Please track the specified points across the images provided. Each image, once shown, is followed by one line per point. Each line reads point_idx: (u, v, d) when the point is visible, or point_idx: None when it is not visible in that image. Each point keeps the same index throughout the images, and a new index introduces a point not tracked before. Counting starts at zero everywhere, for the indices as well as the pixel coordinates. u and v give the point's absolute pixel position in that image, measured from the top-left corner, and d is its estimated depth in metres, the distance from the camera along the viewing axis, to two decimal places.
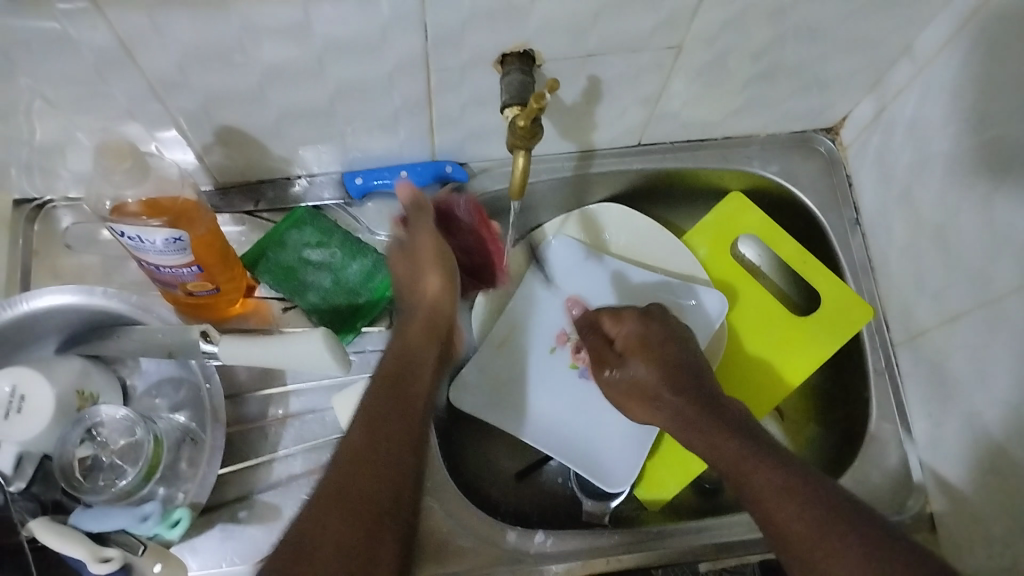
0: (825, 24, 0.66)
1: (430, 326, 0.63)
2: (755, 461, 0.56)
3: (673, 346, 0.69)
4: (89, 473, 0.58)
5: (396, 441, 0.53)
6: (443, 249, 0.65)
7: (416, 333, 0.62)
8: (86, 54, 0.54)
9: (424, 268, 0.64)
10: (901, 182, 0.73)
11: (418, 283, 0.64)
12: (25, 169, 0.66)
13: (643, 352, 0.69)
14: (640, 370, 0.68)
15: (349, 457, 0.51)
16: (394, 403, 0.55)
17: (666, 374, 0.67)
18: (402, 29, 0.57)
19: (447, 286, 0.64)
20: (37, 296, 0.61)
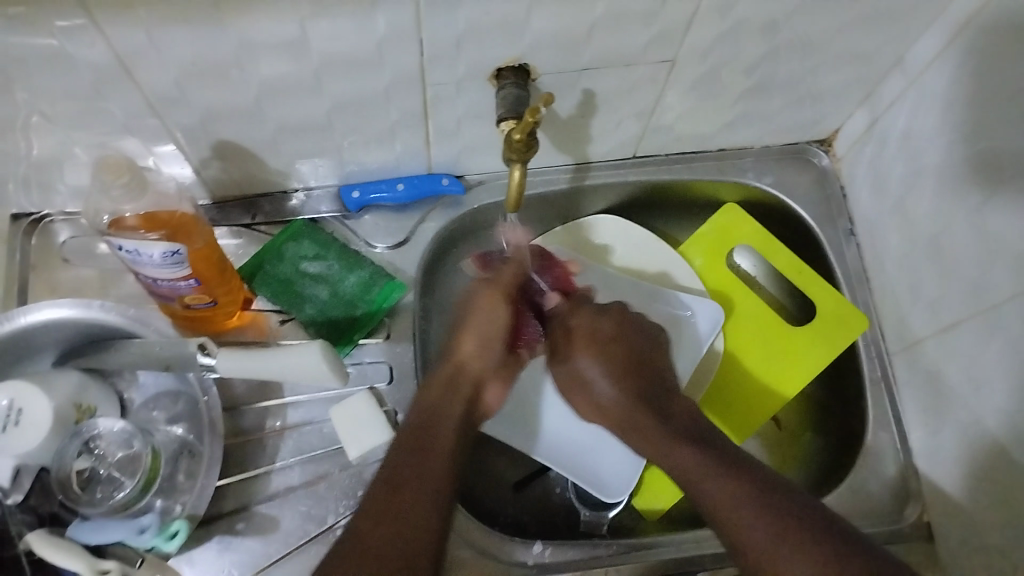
0: (817, 38, 0.66)
1: (456, 380, 0.64)
2: (718, 478, 0.56)
3: (622, 342, 0.68)
4: (87, 485, 0.58)
5: (416, 495, 0.55)
6: (488, 318, 0.67)
7: (440, 387, 0.63)
8: (85, 70, 0.54)
9: (474, 330, 0.66)
10: (894, 193, 0.74)
11: (453, 348, 0.66)
12: (24, 184, 0.67)
13: (592, 348, 0.69)
14: (586, 368, 0.68)
15: (369, 511, 0.53)
16: (413, 455, 0.57)
17: (614, 374, 0.67)
18: (398, 44, 0.58)
19: (484, 352, 0.66)
20: (35, 310, 0.61)
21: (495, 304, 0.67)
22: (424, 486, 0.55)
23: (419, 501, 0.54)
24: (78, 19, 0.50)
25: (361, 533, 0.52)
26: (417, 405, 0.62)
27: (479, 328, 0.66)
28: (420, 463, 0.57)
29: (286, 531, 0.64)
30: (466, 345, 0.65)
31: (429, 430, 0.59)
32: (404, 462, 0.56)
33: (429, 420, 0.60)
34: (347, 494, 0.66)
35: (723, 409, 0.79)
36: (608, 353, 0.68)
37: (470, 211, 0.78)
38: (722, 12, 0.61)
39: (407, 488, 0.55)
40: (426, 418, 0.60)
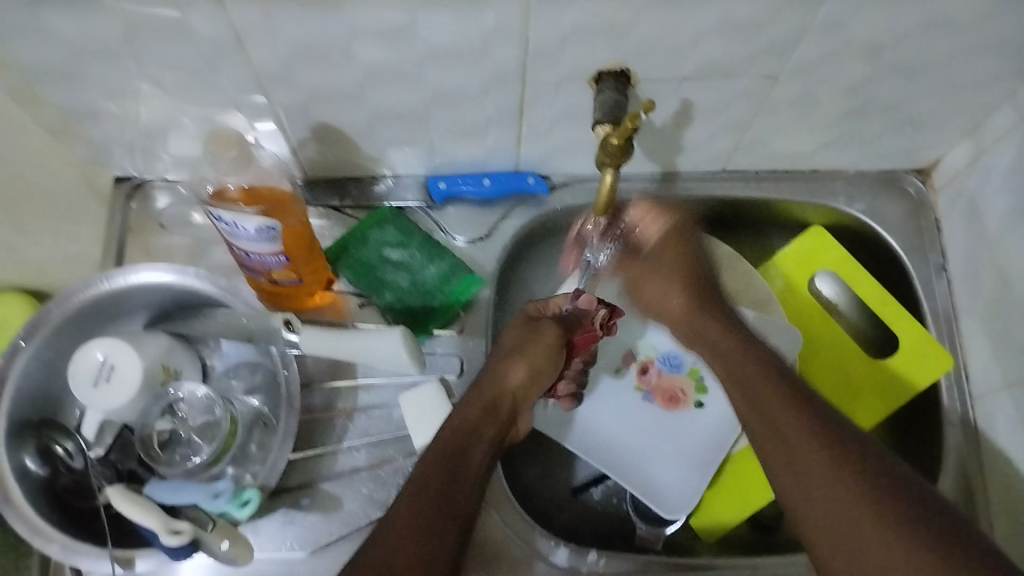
0: (928, 66, 0.64)
1: (494, 405, 0.62)
2: (793, 404, 0.57)
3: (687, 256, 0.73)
4: (167, 445, 0.60)
5: (449, 509, 0.54)
6: (538, 345, 0.66)
7: (479, 408, 0.61)
8: (202, 42, 0.56)
9: (526, 361, 0.65)
10: (994, 231, 0.72)
11: (501, 369, 0.64)
12: (128, 150, 0.69)
13: (661, 255, 0.73)
14: (666, 291, 0.72)
15: (396, 523, 0.53)
16: (451, 467, 0.56)
17: (685, 289, 0.71)
18: (504, 40, 0.58)
19: (526, 379, 0.64)
20: (133, 272, 0.63)
21: (554, 343, 0.67)
22: (443, 510, 0.54)
23: (438, 525, 0.53)
24: None
25: (379, 549, 0.51)
26: (447, 426, 0.60)
27: (535, 362, 0.65)
28: (450, 490, 0.55)
29: (348, 511, 0.65)
30: (515, 373, 0.64)
31: (461, 456, 0.57)
32: (432, 485, 0.55)
33: (459, 446, 0.58)
34: None
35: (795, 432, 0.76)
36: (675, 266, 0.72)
37: (552, 212, 0.78)
38: (834, 30, 0.60)
39: (429, 513, 0.53)
40: (465, 428, 0.59)
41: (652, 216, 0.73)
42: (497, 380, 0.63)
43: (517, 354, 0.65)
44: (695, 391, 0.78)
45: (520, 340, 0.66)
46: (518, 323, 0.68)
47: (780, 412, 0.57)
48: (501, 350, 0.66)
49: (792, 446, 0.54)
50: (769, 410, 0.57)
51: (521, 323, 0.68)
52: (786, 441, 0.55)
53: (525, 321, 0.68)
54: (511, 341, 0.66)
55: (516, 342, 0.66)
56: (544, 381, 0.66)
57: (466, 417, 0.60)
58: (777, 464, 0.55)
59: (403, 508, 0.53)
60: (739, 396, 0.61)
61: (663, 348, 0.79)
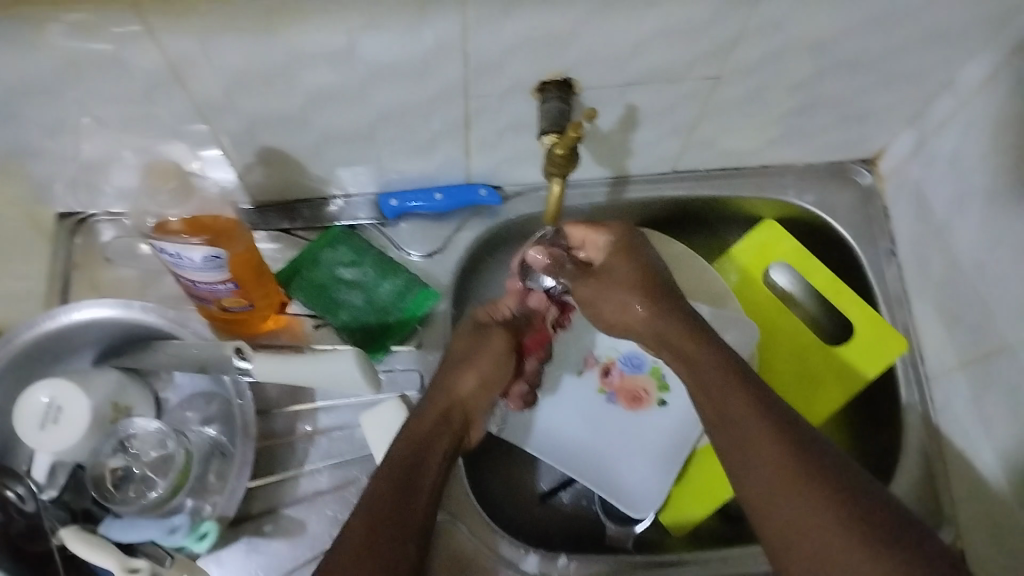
0: (867, 59, 0.65)
1: (447, 417, 0.63)
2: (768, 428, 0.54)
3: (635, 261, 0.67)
4: (121, 484, 0.59)
5: (404, 524, 0.54)
6: (485, 356, 0.67)
7: (431, 418, 0.62)
8: (137, 75, 0.55)
9: (477, 369, 0.66)
10: (940, 216, 0.73)
11: (451, 379, 0.65)
12: (71, 184, 0.68)
13: (608, 267, 0.67)
14: (617, 269, 0.67)
15: (353, 540, 0.52)
16: (405, 482, 0.56)
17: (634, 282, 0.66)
18: (444, 56, 0.58)
19: (477, 388, 0.65)
20: (77, 309, 0.62)
21: (502, 352, 0.68)
22: (401, 522, 0.54)
23: (398, 541, 0.53)
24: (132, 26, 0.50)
25: (336, 567, 0.50)
26: (402, 435, 0.60)
27: (483, 371, 0.66)
28: (408, 503, 0.55)
29: (313, 535, 0.65)
30: (466, 384, 0.65)
31: (417, 467, 0.57)
32: (389, 497, 0.55)
33: (415, 456, 0.58)
34: None
35: None
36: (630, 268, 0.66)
37: (506, 221, 0.78)
38: (771, 30, 0.60)
39: (387, 528, 0.53)
40: (419, 438, 0.60)
41: (593, 232, 0.68)
42: (448, 389, 0.64)
43: (467, 364, 0.66)
44: (657, 389, 0.78)
45: (472, 345, 0.67)
46: (466, 330, 0.68)
47: (754, 430, 0.55)
48: (450, 359, 0.66)
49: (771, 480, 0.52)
50: (736, 432, 0.55)
51: (467, 330, 0.68)
52: (762, 465, 0.53)
53: (471, 328, 0.68)
54: (460, 348, 0.67)
55: (464, 351, 0.67)
56: (490, 395, 0.67)
57: (420, 427, 0.61)
58: (755, 496, 0.53)
59: (359, 523, 0.53)
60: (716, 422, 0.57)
61: (625, 349, 0.79)
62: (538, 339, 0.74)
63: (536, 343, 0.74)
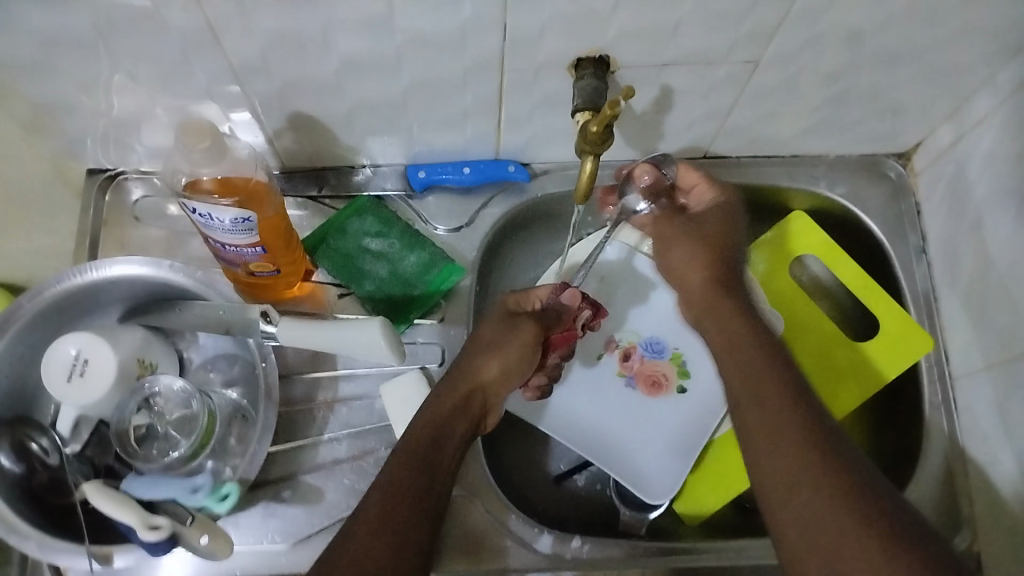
0: (909, 50, 0.64)
1: (468, 403, 0.62)
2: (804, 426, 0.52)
3: (711, 219, 0.68)
4: (144, 441, 0.60)
5: (416, 510, 0.53)
6: (513, 344, 0.65)
7: (452, 403, 0.61)
8: (174, 34, 0.55)
9: (503, 357, 0.64)
10: (974, 214, 0.72)
11: (476, 363, 0.63)
12: (102, 141, 0.67)
13: (698, 218, 0.68)
14: (695, 228, 0.68)
15: (364, 521, 0.52)
16: (420, 468, 0.55)
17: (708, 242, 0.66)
18: (481, 28, 0.57)
19: (501, 375, 0.64)
20: (109, 264, 0.62)
21: (530, 343, 0.66)
22: (415, 510, 0.53)
23: (408, 528, 0.52)
24: None
25: (348, 545, 0.50)
26: (421, 418, 0.59)
27: (509, 360, 0.64)
28: (423, 491, 0.55)
29: (329, 503, 0.65)
30: (490, 367, 0.63)
31: (433, 454, 0.57)
32: (405, 483, 0.54)
33: (432, 441, 0.58)
34: None
35: None
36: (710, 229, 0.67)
37: (533, 200, 0.77)
38: (814, 16, 0.59)
39: (400, 513, 0.53)
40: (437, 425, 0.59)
41: (707, 183, 0.70)
42: (471, 374, 0.63)
43: (493, 350, 0.64)
44: (677, 376, 0.78)
45: (501, 330, 0.66)
46: (496, 317, 0.67)
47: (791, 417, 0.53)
48: (477, 343, 0.65)
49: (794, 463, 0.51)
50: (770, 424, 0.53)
51: (501, 314, 0.67)
52: (793, 458, 0.51)
53: (502, 312, 0.67)
54: (489, 331, 0.65)
55: (495, 336, 0.65)
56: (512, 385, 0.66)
57: (441, 410, 0.60)
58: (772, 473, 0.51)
59: (372, 505, 0.53)
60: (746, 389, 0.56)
61: (646, 335, 0.79)
62: (565, 338, 0.70)
63: (560, 343, 0.70)
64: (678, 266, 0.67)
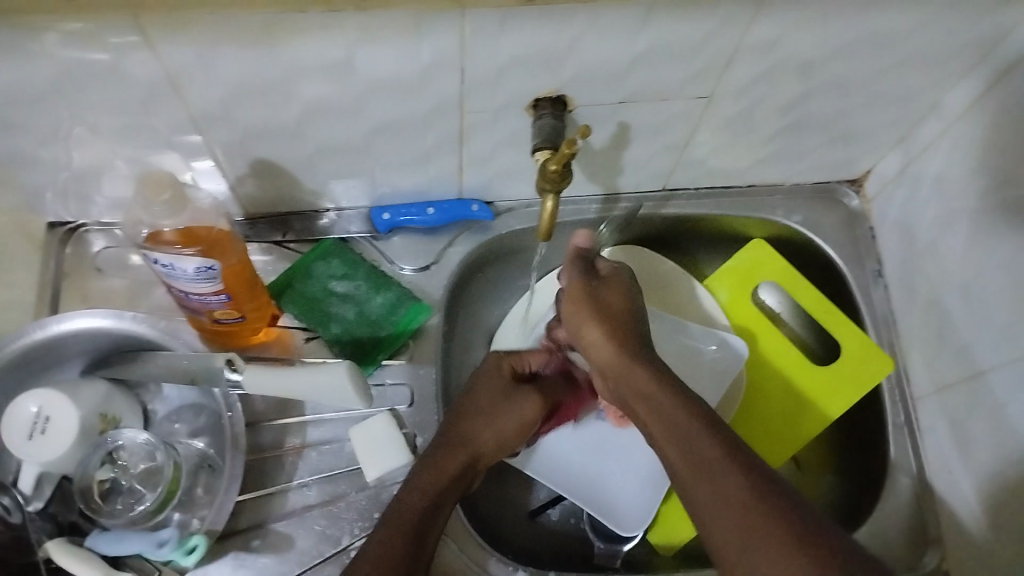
0: (857, 82, 0.66)
1: (465, 467, 0.63)
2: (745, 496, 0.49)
3: (616, 301, 0.66)
4: (108, 496, 0.60)
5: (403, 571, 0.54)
6: (509, 419, 0.67)
7: (449, 470, 0.62)
8: (133, 85, 0.55)
9: (500, 429, 0.66)
10: (926, 236, 0.74)
11: (473, 432, 0.65)
12: (62, 193, 0.67)
13: (603, 298, 0.66)
14: (592, 326, 0.65)
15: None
16: (406, 532, 0.56)
17: (611, 327, 0.64)
18: (441, 72, 0.58)
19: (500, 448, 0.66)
20: (68, 319, 0.62)
21: (530, 419, 0.68)
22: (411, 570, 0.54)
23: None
24: (130, 36, 0.50)
25: None
26: (414, 484, 0.60)
27: (505, 431, 0.66)
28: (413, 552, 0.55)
29: (300, 550, 0.65)
30: (485, 432, 0.65)
31: (426, 516, 0.58)
32: (397, 548, 0.55)
33: (429, 509, 0.59)
34: (363, 515, 0.66)
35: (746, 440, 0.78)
36: (610, 315, 0.65)
37: (498, 237, 0.78)
38: (762, 51, 0.61)
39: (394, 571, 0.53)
40: (432, 490, 0.60)
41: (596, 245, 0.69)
42: (467, 441, 0.64)
43: (492, 419, 0.66)
44: None
45: (501, 401, 0.67)
46: (496, 384, 0.68)
47: (707, 445, 0.53)
48: (473, 408, 0.66)
49: (729, 512, 0.49)
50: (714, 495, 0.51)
51: (496, 380, 0.68)
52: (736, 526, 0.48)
53: (500, 377, 0.69)
54: (487, 399, 0.67)
55: (491, 402, 0.67)
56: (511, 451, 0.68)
57: (436, 478, 0.61)
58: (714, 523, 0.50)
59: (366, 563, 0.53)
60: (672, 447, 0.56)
61: None
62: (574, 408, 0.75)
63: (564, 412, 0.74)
64: (594, 348, 0.64)
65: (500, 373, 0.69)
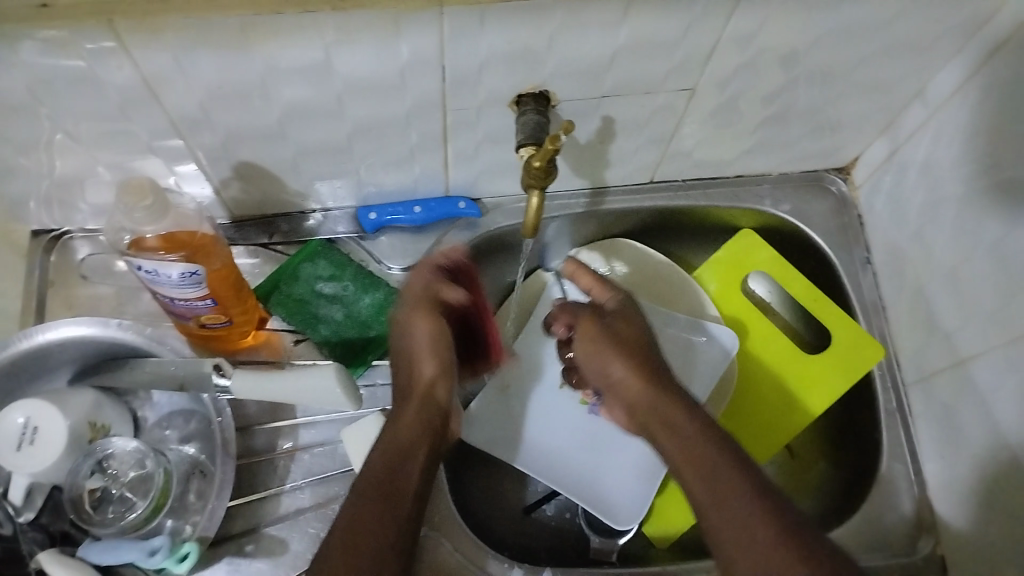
0: (840, 70, 0.66)
1: (427, 416, 0.61)
2: (759, 505, 0.51)
3: (626, 329, 0.65)
4: (99, 505, 0.59)
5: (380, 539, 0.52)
6: (425, 345, 0.63)
7: (410, 422, 0.60)
8: (110, 91, 0.54)
9: (420, 359, 0.63)
10: (913, 223, 0.74)
11: (412, 377, 0.63)
12: (45, 201, 0.66)
13: (614, 325, 0.65)
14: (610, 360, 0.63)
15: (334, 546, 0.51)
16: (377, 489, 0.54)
17: (625, 351, 0.63)
18: (421, 71, 0.57)
19: (439, 372, 0.63)
20: (53, 328, 0.61)
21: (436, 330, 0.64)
22: (385, 535, 0.52)
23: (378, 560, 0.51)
24: (105, 42, 0.49)
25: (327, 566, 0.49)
26: (380, 447, 0.58)
27: (429, 354, 0.63)
28: (381, 508, 0.53)
29: (295, 554, 0.64)
30: (431, 369, 0.63)
31: (391, 472, 0.56)
32: (364, 507, 0.53)
33: (396, 464, 0.56)
34: None
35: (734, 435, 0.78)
36: (619, 334, 0.64)
37: (488, 233, 0.77)
38: (744, 42, 0.60)
39: (368, 541, 0.51)
40: (401, 445, 0.58)
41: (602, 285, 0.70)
42: (408, 391, 0.62)
43: (411, 357, 0.63)
44: None
45: (405, 350, 0.64)
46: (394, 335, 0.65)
47: (718, 460, 0.55)
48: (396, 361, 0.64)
49: (736, 519, 0.51)
50: (725, 508, 0.52)
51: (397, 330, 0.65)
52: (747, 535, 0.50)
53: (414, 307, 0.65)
54: (398, 354, 0.64)
55: (402, 352, 0.64)
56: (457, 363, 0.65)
57: (401, 432, 0.59)
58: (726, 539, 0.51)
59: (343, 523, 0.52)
60: (693, 473, 0.55)
61: None
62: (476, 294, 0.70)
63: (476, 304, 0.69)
64: (619, 384, 0.63)
65: (412, 303, 0.65)
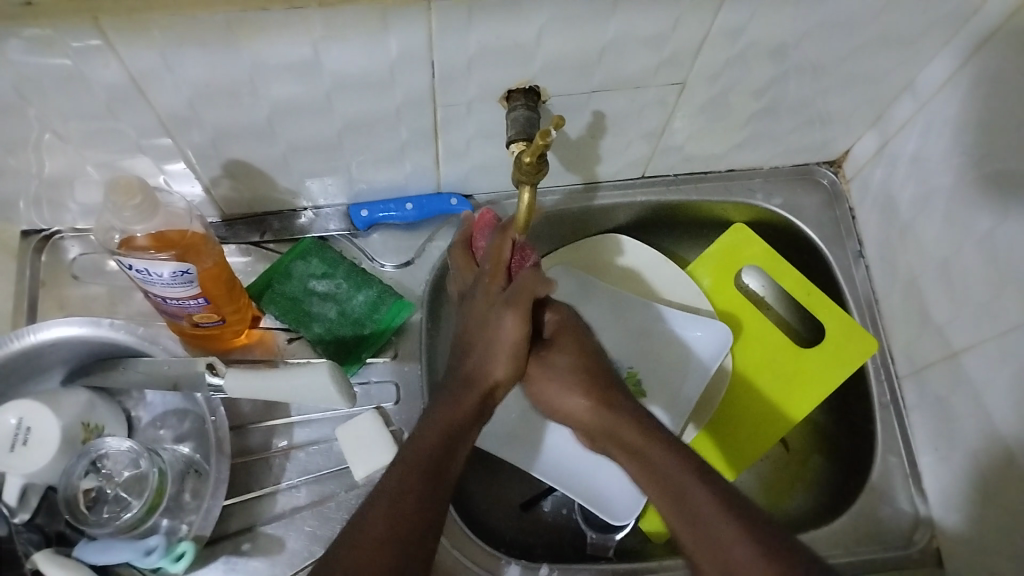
0: (829, 62, 0.66)
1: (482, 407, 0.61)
2: (727, 513, 0.52)
3: (564, 351, 0.65)
4: (94, 505, 0.59)
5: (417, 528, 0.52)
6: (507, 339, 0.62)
7: (460, 410, 0.60)
8: (97, 89, 0.54)
9: (499, 352, 0.62)
10: (904, 215, 0.74)
11: (484, 368, 0.62)
12: (34, 201, 0.66)
13: (556, 348, 0.66)
14: (563, 392, 0.65)
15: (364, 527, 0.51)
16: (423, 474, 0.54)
17: (572, 380, 0.64)
18: (410, 67, 0.57)
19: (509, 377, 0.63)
20: (44, 329, 0.61)
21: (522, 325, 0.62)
22: (422, 511, 0.53)
23: (411, 540, 0.51)
24: (92, 41, 0.49)
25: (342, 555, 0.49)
26: (433, 423, 0.58)
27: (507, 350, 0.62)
28: (428, 487, 0.54)
29: (290, 552, 0.64)
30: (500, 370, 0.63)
31: (440, 454, 0.56)
32: (410, 487, 0.53)
33: (445, 448, 0.57)
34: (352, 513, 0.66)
35: (729, 430, 0.78)
36: (567, 358, 0.65)
37: None
38: (732, 35, 0.60)
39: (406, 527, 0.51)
40: (449, 432, 0.58)
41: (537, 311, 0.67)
42: (474, 379, 0.62)
43: (495, 347, 0.62)
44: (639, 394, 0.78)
45: (483, 336, 0.63)
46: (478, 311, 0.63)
47: (678, 469, 0.56)
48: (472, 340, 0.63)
49: (704, 531, 0.52)
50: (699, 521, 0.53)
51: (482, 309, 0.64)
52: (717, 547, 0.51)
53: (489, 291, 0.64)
54: (479, 336, 0.63)
55: (484, 336, 0.63)
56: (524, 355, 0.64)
57: (454, 417, 0.59)
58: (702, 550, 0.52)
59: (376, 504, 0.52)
60: (652, 487, 0.57)
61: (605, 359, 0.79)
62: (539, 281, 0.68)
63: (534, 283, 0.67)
64: (574, 411, 0.64)
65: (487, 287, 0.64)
